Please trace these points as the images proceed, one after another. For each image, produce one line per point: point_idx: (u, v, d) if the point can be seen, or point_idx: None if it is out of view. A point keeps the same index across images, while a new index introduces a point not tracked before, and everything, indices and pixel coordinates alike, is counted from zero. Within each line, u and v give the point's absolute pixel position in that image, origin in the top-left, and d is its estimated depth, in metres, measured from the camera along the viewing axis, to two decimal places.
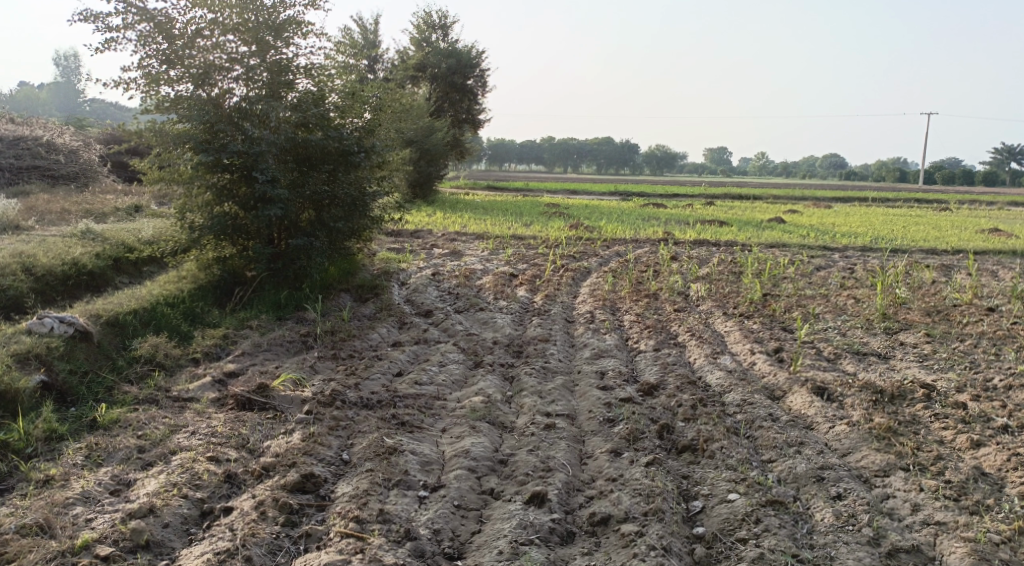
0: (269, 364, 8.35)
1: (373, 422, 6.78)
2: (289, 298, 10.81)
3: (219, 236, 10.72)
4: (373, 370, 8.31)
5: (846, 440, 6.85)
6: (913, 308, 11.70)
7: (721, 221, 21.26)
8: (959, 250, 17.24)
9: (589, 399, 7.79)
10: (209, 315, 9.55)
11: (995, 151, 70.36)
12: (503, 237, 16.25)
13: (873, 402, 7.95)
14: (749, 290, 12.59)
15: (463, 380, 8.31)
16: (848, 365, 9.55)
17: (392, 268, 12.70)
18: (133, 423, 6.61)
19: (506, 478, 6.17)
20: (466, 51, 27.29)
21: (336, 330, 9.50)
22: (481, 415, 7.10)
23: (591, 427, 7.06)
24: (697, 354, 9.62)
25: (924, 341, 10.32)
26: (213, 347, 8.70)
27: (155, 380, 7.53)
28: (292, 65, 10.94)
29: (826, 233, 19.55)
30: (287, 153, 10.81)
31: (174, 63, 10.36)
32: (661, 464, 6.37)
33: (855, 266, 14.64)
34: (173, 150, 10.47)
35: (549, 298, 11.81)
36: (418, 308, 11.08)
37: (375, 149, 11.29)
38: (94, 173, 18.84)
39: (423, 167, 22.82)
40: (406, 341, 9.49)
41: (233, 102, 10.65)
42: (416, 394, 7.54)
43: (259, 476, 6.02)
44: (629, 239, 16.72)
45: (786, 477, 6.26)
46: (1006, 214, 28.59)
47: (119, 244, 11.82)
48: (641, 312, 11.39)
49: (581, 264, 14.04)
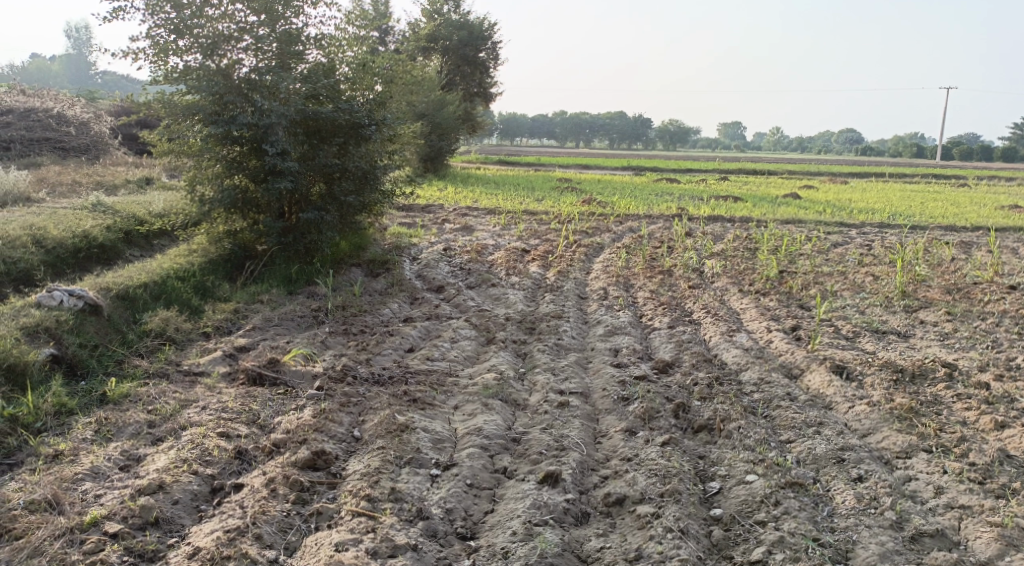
0: (280, 339, 8.26)
1: (385, 399, 6.68)
2: (300, 272, 10.72)
3: (230, 209, 10.61)
4: (384, 345, 8.22)
5: (866, 420, 6.73)
6: (932, 286, 11.53)
7: (735, 196, 21.04)
8: (978, 227, 17.02)
9: (603, 377, 7.68)
10: (220, 288, 9.46)
11: (1014, 127, 69.59)
12: (515, 212, 16.09)
13: (893, 382, 7.82)
14: (765, 267, 12.42)
15: (476, 357, 8.21)
16: (867, 343, 9.41)
17: (404, 243, 12.59)
18: (142, 398, 6.54)
19: (519, 457, 6.07)
20: (478, 24, 26.97)
21: (348, 305, 9.41)
22: (494, 392, 6.99)
23: (605, 405, 6.95)
24: (712, 332, 9.49)
25: (944, 320, 10.17)
26: (223, 321, 8.62)
27: (166, 354, 7.45)
28: (303, 36, 10.82)
29: (842, 209, 19.31)
30: (298, 125, 10.68)
31: (183, 32, 10.20)
32: (677, 443, 6.26)
33: (872, 242, 14.45)
34: (183, 122, 10.35)
35: (563, 274, 11.68)
36: (430, 283, 10.97)
37: (387, 122, 11.14)
38: (105, 145, 18.73)
39: (434, 141, 22.61)
40: (419, 316, 9.40)
41: (243, 72, 10.52)
42: (428, 370, 7.44)
43: (269, 453, 5.94)
44: (642, 215, 16.54)
45: (805, 457, 6.14)
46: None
47: (129, 217, 11.74)
48: (655, 289, 11.25)
49: (594, 240, 13.89)
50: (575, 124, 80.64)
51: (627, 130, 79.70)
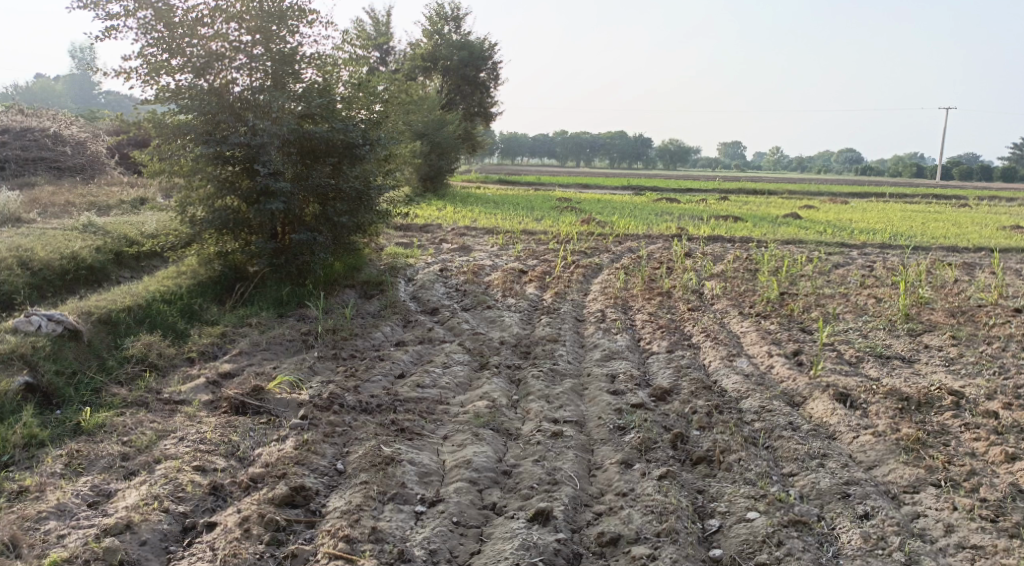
0: (267, 364, 8.03)
1: (371, 429, 6.44)
2: (291, 294, 10.49)
3: (221, 230, 10.39)
4: (374, 371, 7.98)
5: (872, 452, 6.49)
6: (936, 309, 11.30)
7: (735, 216, 20.85)
8: (980, 247, 16.81)
9: (599, 405, 7.44)
10: (207, 312, 9.23)
11: (1014, 147, 69.56)
12: (514, 232, 15.88)
13: (899, 410, 7.58)
14: (766, 289, 12.19)
15: (468, 383, 7.97)
16: (871, 369, 9.17)
17: (399, 264, 12.36)
18: (118, 428, 6.29)
19: (509, 492, 5.82)
20: (479, 44, 26.88)
21: (338, 329, 9.17)
22: (485, 421, 6.74)
23: (600, 435, 6.69)
24: (712, 357, 9.26)
25: (949, 344, 9.93)
26: (209, 346, 8.39)
27: (146, 381, 7.22)
28: (298, 55, 10.63)
29: (843, 229, 19.10)
30: (291, 144, 10.48)
31: (175, 51, 10.01)
32: (674, 477, 6.00)
33: (874, 263, 14.24)
34: (173, 142, 10.15)
35: (560, 296, 11.46)
36: (424, 306, 10.74)
37: (381, 141, 10.94)
38: (101, 164, 18.54)
39: (434, 160, 22.42)
40: (411, 340, 9.16)
41: (236, 92, 10.33)
42: (418, 397, 7.20)
43: (246, 489, 5.69)
44: (642, 235, 16.33)
45: (809, 493, 5.88)
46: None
47: (120, 237, 11.53)
48: (654, 311, 11.02)
49: (593, 260, 13.67)
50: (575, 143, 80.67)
51: (627, 149, 79.69)
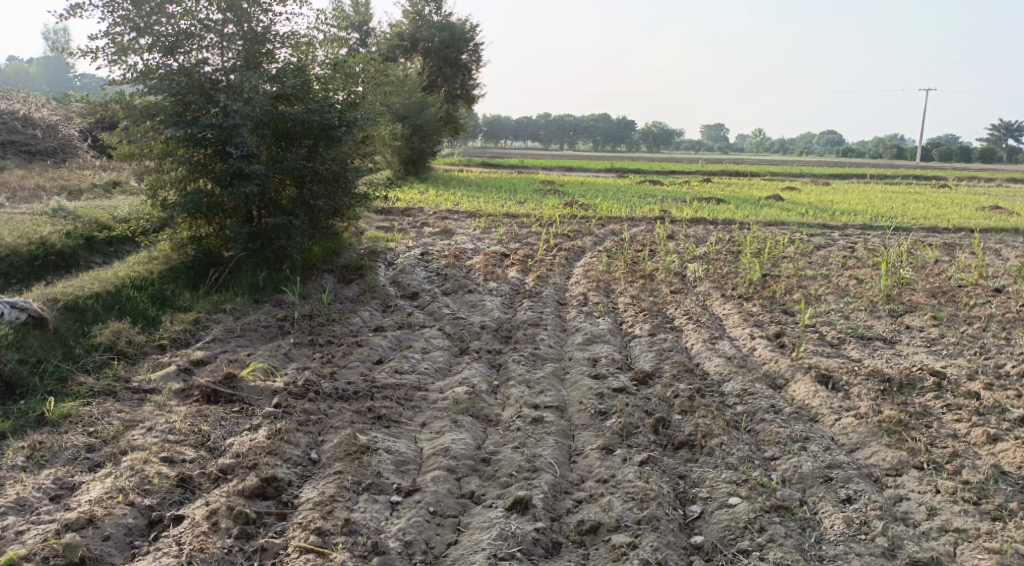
0: (241, 352, 7.87)
1: (347, 417, 6.30)
2: (267, 280, 10.31)
3: (194, 214, 10.17)
4: (351, 357, 7.83)
5: (854, 435, 6.42)
6: (918, 289, 11.25)
7: (717, 198, 20.76)
8: (961, 228, 16.79)
9: (580, 390, 7.33)
10: (180, 298, 9.04)
11: (993, 127, 69.86)
12: (495, 215, 15.72)
13: (882, 392, 7.52)
14: (748, 271, 12.10)
15: (447, 369, 7.83)
16: (853, 351, 9.11)
17: (379, 248, 12.19)
18: (84, 419, 6.13)
19: (488, 480, 5.71)
20: (460, 25, 26.57)
21: (315, 314, 9.02)
22: (464, 407, 6.62)
23: (581, 421, 6.58)
24: (695, 340, 9.18)
25: (931, 325, 9.88)
26: (181, 333, 8.22)
27: (114, 370, 7.05)
28: (271, 35, 10.42)
29: (825, 211, 19.04)
30: (265, 126, 10.27)
31: (144, 30, 9.76)
32: (656, 462, 5.90)
33: (856, 244, 14.19)
34: (143, 123, 9.93)
35: (541, 279, 11.33)
36: (403, 290, 10.59)
37: (358, 123, 10.75)
38: (74, 148, 18.22)
39: (415, 143, 22.17)
40: (389, 325, 9.01)
41: (207, 72, 10.11)
42: (395, 384, 7.06)
43: (216, 480, 5.55)
44: (624, 217, 16.21)
45: (791, 477, 5.80)
46: (1007, 192, 28.14)
47: (92, 222, 11.31)
48: (636, 294, 10.91)
49: (574, 243, 13.54)
50: (558, 126, 80.38)
51: (610, 132, 79.52)
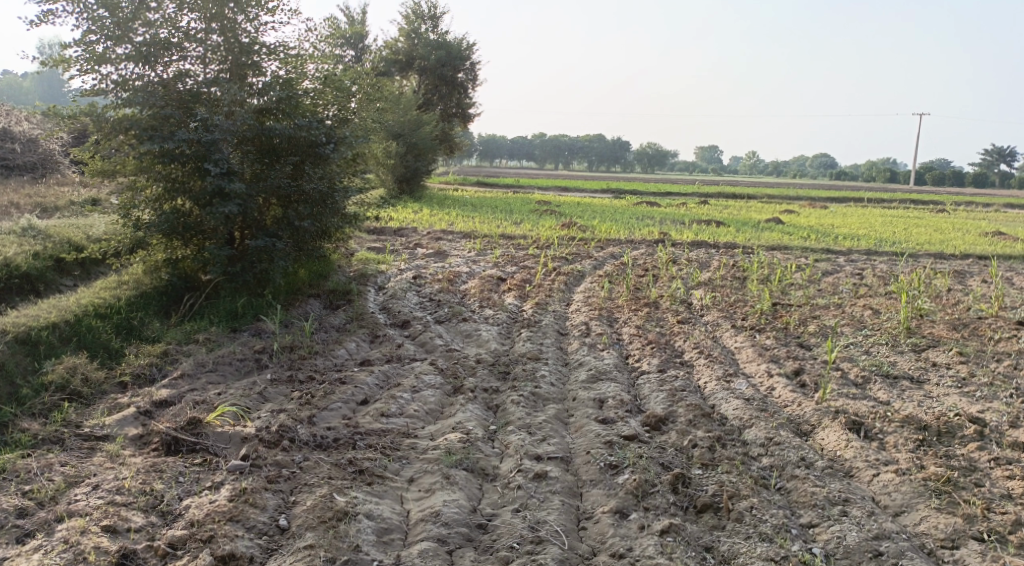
0: (211, 390, 7.11)
1: (323, 472, 5.56)
2: (247, 306, 9.52)
3: (169, 235, 9.40)
4: (333, 397, 7.05)
5: (898, 495, 5.75)
6: (938, 321, 10.54)
7: (717, 221, 20.09)
8: (969, 255, 16.13)
9: (587, 436, 6.58)
10: (148, 327, 8.30)
11: (986, 152, 69.62)
12: (491, 236, 15.01)
13: (920, 441, 6.80)
14: (757, 299, 11.40)
15: (440, 411, 7.07)
16: (879, 391, 8.39)
17: (370, 270, 11.45)
18: (20, 475, 5.41)
19: (484, 553, 5.06)
20: (456, 44, 25.97)
21: (296, 346, 8.25)
22: (457, 459, 5.87)
23: (589, 475, 5.85)
24: (708, 377, 8.47)
25: (958, 362, 9.16)
26: (145, 368, 7.48)
27: (65, 415, 6.33)
28: (257, 46, 9.73)
29: (827, 235, 18.38)
30: (247, 142, 9.56)
31: (120, 39, 9.04)
32: (678, 532, 5.28)
33: (865, 270, 13.51)
34: (115, 138, 9.18)
35: (540, 306, 10.60)
36: (394, 317, 9.82)
37: (347, 140, 10.03)
38: (54, 163, 17.49)
39: (410, 162, 21.43)
40: (377, 358, 8.25)
41: (188, 85, 9.40)
42: (381, 430, 6.31)
43: (164, 557, 4.84)
44: (624, 240, 15.51)
45: (835, 551, 5.21)
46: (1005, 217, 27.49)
47: (63, 242, 10.58)
48: (641, 324, 10.18)
49: (574, 267, 12.81)
50: (553, 145, 79.89)
51: (605, 152, 79.09)
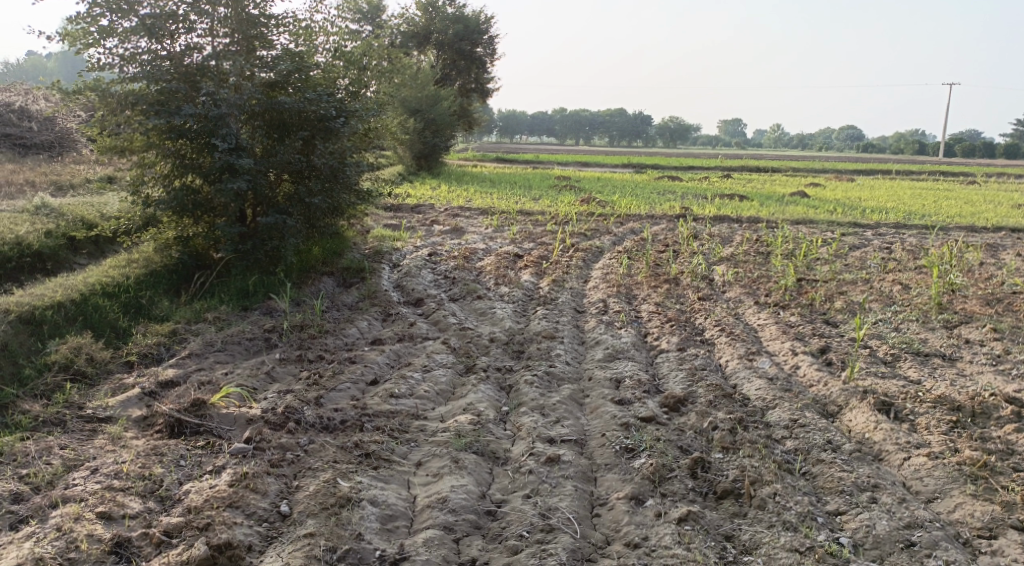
0: (218, 370, 6.93)
1: (328, 456, 5.42)
2: (258, 284, 9.33)
3: (179, 213, 9.20)
4: (341, 377, 6.86)
5: (930, 481, 5.64)
6: (969, 297, 10.20)
7: (740, 195, 19.71)
8: (1000, 227, 15.68)
9: (603, 418, 6.36)
10: (157, 306, 8.13)
11: (1016, 124, 68.30)
12: (509, 212, 14.74)
13: (953, 423, 6.54)
14: (781, 274, 11.09)
15: (452, 391, 6.86)
16: (909, 370, 8.11)
17: (385, 247, 11.24)
18: (17, 458, 5.32)
19: (492, 541, 4.92)
20: (475, 17, 25.59)
21: (306, 324, 8.06)
22: (467, 442, 5.69)
23: (604, 459, 5.65)
24: (730, 356, 8.21)
25: (992, 339, 8.84)
26: (152, 348, 7.32)
27: (67, 396, 6.19)
28: (266, 19, 9.49)
29: (853, 208, 17.97)
30: (257, 117, 9.34)
31: (126, 13, 8.81)
32: (697, 520, 5.08)
33: (892, 244, 13.14)
34: (122, 114, 8.96)
35: (558, 283, 10.36)
36: (408, 295, 9.62)
37: (359, 114, 9.77)
38: (71, 141, 17.37)
39: (428, 138, 21.10)
40: (389, 337, 8.05)
41: (197, 59, 9.15)
42: (390, 411, 6.12)
43: (158, 545, 4.73)
44: (644, 215, 15.19)
45: (863, 541, 4.99)
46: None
47: (76, 220, 10.44)
48: (661, 301, 9.91)
49: (593, 242, 12.54)
50: (574, 121, 79.23)
51: (627, 126, 78.34)
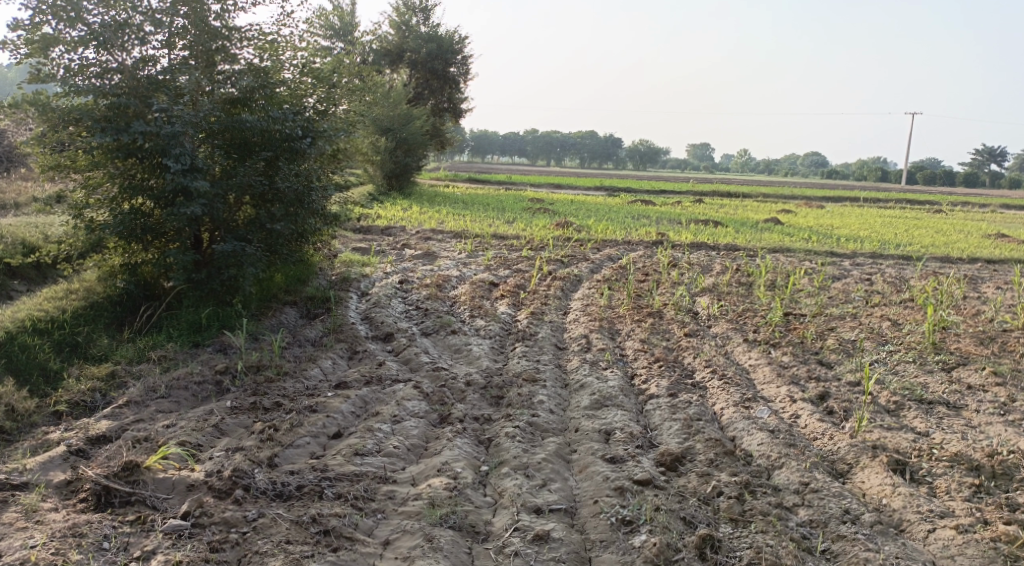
0: (159, 421, 6.16)
1: (283, 535, 4.81)
2: (212, 317, 8.51)
3: (126, 238, 8.36)
4: (300, 431, 6.09)
5: (962, 561, 5.15)
6: (962, 334, 9.62)
7: (714, 220, 19.20)
8: (975, 258, 15.25)
9: (594, 481, 5.65)
10: (95, 345, 7.35)
11: (977, 153, 69.10)
12: (482, 236, 14.05)
13: (976, 487, 5.91)
14: (767, 308, 10.49)
15: (425, 447, 6.13)
16: (915, 421, 7.50)
17: (352, 274, 10.47)
18: None
19: None
20: (448, 37, 24.99)
21: (263, 365, 7.26)
22: (442, 516, 5.10)
23: (598, 535, 5.15)
24: (725, 402, 7.54)
25: (994, 383, 8.25)
26: (86, 396, 6.57)
27: None
28: (228, 30, 8.76)
29: (828, 236, 17.49)
30: (216, 135, 8.53)
31: (73, 20, 8.01)
32: None
33: (875, 275, 12.61)
34: (64, 130, 8.12)
35: (537, 317, 9.65)
36: (377, 329, 8.82)
37: (326, 134, 9.08)
38: (21, 156, 16.46)
39: (398, 157, 20.39)
40: (355, 378, 7.27)
41: (152, 71, 8.35)
42: (354, 475, 5.41)
43: None
44: (620, 241, 14.58)
45: None
46: (1000, 217, 26.70)
47: (15, 242, 9.59)
48: (646, 337, 9.23)
49: (570, 271, 11.86)
50: (545, 142, 78.97)
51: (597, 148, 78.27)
